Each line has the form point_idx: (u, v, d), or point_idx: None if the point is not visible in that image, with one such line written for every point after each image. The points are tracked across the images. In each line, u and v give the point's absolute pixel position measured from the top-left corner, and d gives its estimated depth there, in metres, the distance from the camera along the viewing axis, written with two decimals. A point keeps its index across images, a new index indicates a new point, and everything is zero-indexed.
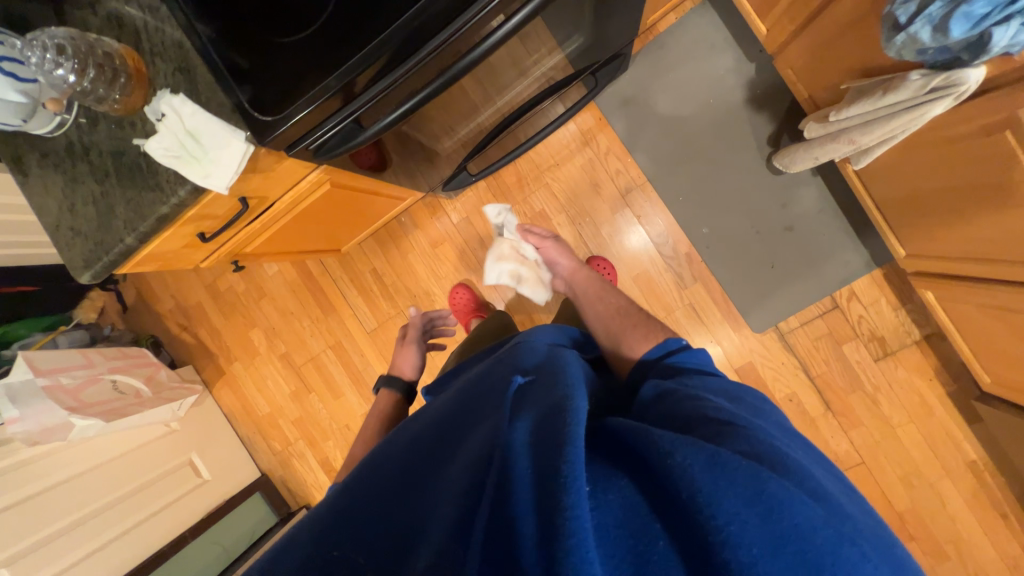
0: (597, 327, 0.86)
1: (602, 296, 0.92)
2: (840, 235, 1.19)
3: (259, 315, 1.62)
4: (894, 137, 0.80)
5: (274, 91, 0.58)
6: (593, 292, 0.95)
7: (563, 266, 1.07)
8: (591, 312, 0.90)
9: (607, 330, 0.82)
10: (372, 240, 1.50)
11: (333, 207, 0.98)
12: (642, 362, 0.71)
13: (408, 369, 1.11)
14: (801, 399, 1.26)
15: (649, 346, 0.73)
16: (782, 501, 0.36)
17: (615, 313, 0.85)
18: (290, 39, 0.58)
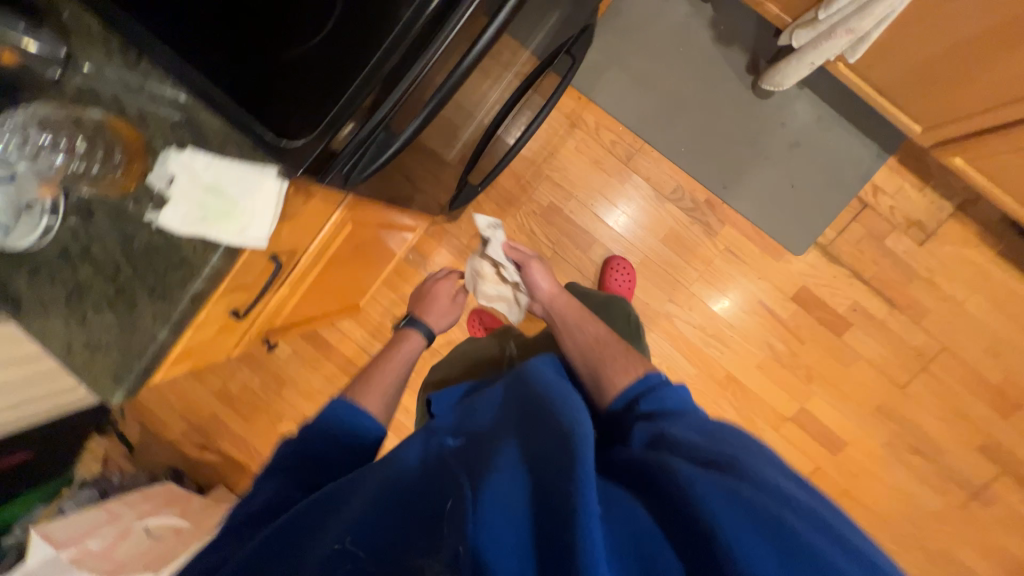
0: (576, 363, 0.72)
1: (579, 322, 0.77)
2: (845, 135, 1.21)
3: (285, 406, 1.48)
4: (890, 15, 0.82)
5: (296, 112, 0.49)
6: (574, 320, 0.79)
7: (542, 292, 0.86)
8: (569, 344, 0.75)
9: (587, 362, 0.70)
10: (384, 287, 1.41)
11: (355, 251, 0.90)
12: (619, 398, 0.61)
13: (439, 320, 0.91)
14: (864, 305, 1.24)
15: (630, 382, 0.62)
16: (811, 544, 0.33)
17: (597, 344, 0.72)
18: (297, 48, 0.47)
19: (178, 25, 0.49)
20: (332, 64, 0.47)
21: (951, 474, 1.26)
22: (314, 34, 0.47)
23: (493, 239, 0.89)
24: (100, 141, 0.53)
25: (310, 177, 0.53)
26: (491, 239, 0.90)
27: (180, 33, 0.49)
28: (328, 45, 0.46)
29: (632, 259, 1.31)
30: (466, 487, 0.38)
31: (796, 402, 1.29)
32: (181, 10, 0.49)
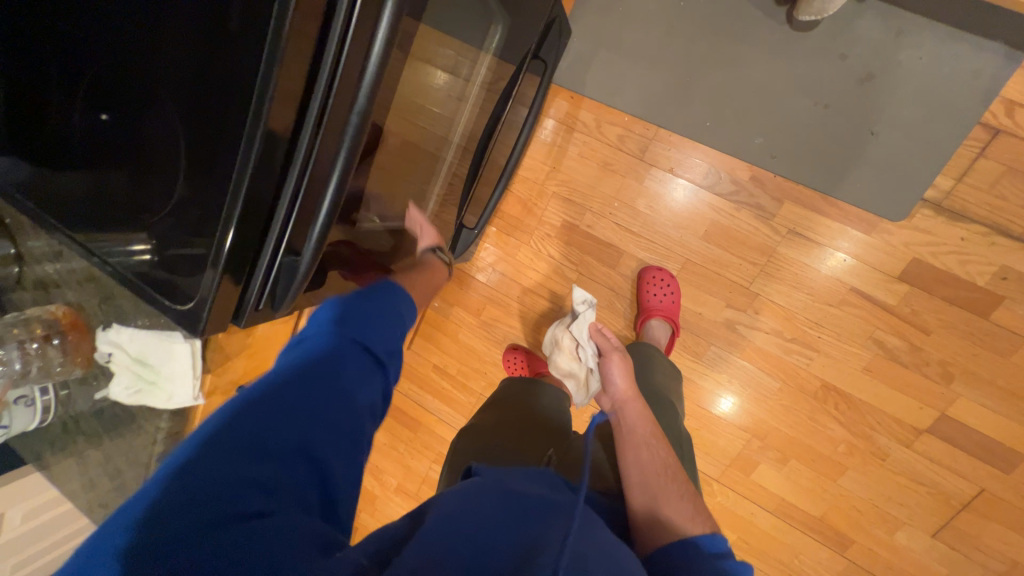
0: (632, 477, 0.65)
1: (647, 442, 0.70)
2: (943, 42, 0.87)
3: None
4: None
5: (191, 245, 0.47)
6: (648, 437, 0.71)
7: (618, 389, 0.80)
8: (628, 455, 0.68)
9: (647, 486, 0.63)
10: (420, 338, 1.40)
11: None
12: (678, 539, 0.55)
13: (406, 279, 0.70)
14: (1019, 270, 0.91)
15: (697, 533, 0.56)
16: None
17: (662, 472, 0.65)
18: (169, 205, 0.47)
19: (83, 210, 0.52)
20: (201, 187, 0.45)
21: None
22: (180, 169, 0.46)
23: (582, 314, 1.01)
24: (34, 327, 0.55)
25: (227, 325, 0.52)
26: (580, 315, 1.00)
27: (86, 216, 0.52)
28: (199, 169, 0.45)
29: (671, 266, 1.11)
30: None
31: (932, 409, 0.99)
32: (87, 201, 0.52)
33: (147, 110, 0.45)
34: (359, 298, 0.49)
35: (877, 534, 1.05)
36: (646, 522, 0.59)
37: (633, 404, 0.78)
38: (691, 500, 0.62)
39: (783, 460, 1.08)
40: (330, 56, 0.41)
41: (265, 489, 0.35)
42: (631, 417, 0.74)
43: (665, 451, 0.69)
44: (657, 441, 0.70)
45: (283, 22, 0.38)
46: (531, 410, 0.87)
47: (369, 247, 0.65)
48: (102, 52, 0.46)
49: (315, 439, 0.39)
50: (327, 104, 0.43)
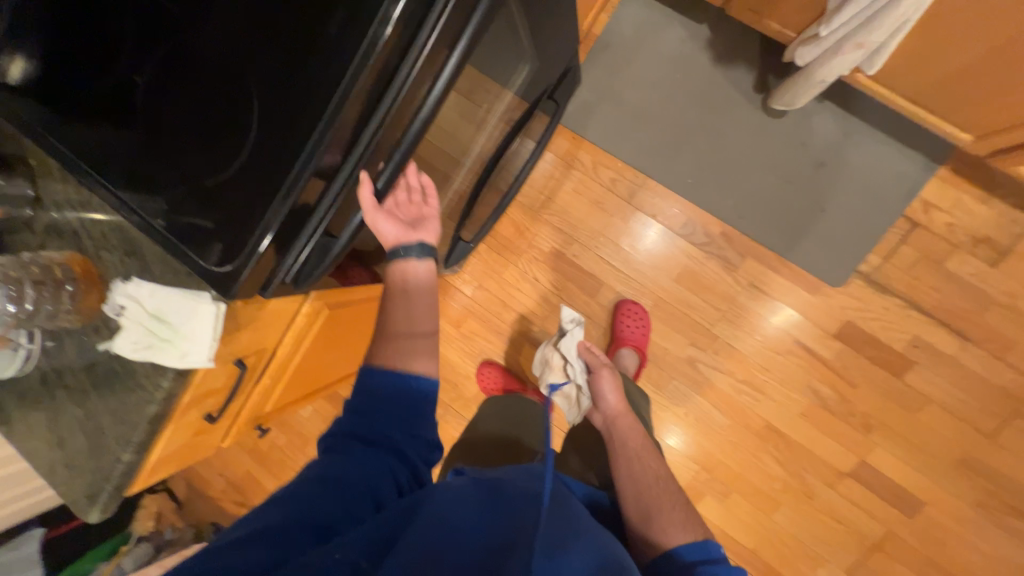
0: (627, 485, 0.70)
1: (640, 455, 0.74)
2: (879, 147, 1.06)
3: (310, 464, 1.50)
4: (907, 21, 0.69)
5: (240, 218, 0.50)
6: (639, 447, 0.76)
7: (610, 405, 0.84)
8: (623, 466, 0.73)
9: (640, 497, 0.67)
10: None
11: (343, 328, 0.90)
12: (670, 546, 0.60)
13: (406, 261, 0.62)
14: (928, 340, 1.07)
15: (688, 540, 0.61)
16: None
17: (656, 484, 0.68)
18: (223, 176, 0.50)
19: (124, 167, 0.53)
20: (259, 166, 0.49)
21: None
22: (242, 149, 0.49)
23: (570, 331, 1.02)
24: (51, 271, 0.54)
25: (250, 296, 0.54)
26: (568, 332, 1.01)
27: (127, 173, 0.53)
28: (260, 148, 0.48)
29: (644, 301, 1.21)
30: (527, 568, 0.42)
31: (853, 455, 1.12)
32: (131, 160, 0.53)
33: (223, 89, 0.49)
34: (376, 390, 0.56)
35: (802, 569, 1.15)
36: (639, 534, 0.64)
37: (625, 419, 0.82)
38: (682, 507, 0.67)
39: (726, 493, 1.17)
40: (404, 70, 0.47)
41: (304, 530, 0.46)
42: (624, 432, 0.79)
43: (655, 462, 0.74)
44: (648, 454, 0.74)
45: (376, 40, 0.44)
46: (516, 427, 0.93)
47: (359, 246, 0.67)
48: (185, 28, 0.49)
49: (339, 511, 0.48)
50: (391, 109, 0.48)
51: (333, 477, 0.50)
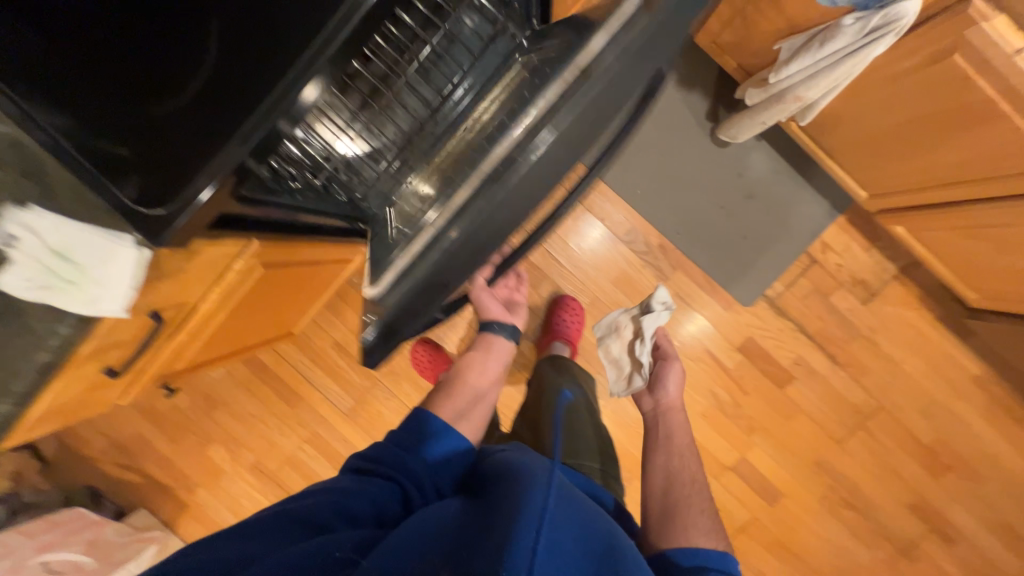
0: (663, 476, 0.74)
1: (683, 453, 0.78)
2: (798, 189, 1.21)
3: (215, 428, 1.41)
4: (838, 86, 0.79)
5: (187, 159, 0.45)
6: (681, 449, 0.79)
7: (668, 396, 0.88)
8: (664, 458, 0.77)
9: (667, 497, 0.70)
10: (326, 310, 1.36)
11: (273, 289, 0.86)
12: (673, 545, 0.60)
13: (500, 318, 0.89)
14: (807, 360, 1.26)
15: (705, 547, 0.60)
16: None
17: (688, 485, 0.71)
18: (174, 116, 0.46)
19: (32, 65, 0.46)
20: (211, 109, 0.45)
21: (883, 530, 1.29)
22: (197, 95, 0.46)
23: (657, 313, 0.95)
24: None
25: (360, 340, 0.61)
26: (653, 314, 0.94)
27: (38, 75, 0.46)
28: (218, 96, 0.45)
29: (582, 298, 1.28)
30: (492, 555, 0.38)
31: (735, 451, 1.30)
32: (53, 66, 0.46)
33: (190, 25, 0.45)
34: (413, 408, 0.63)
35: None
36: (657, 516, 0.67)
37: (677, 414, 0.86)
38: (710, 517, 0.66)
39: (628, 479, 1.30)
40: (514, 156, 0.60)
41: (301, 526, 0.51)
42: (674, 426, 0.82)
43: (694, 467, 0.76)
44: (690, 454, 0.77)
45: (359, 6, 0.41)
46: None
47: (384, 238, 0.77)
48: None
49: (335, 513, 0.53)
50: None
51: (342, 489, 0.57)
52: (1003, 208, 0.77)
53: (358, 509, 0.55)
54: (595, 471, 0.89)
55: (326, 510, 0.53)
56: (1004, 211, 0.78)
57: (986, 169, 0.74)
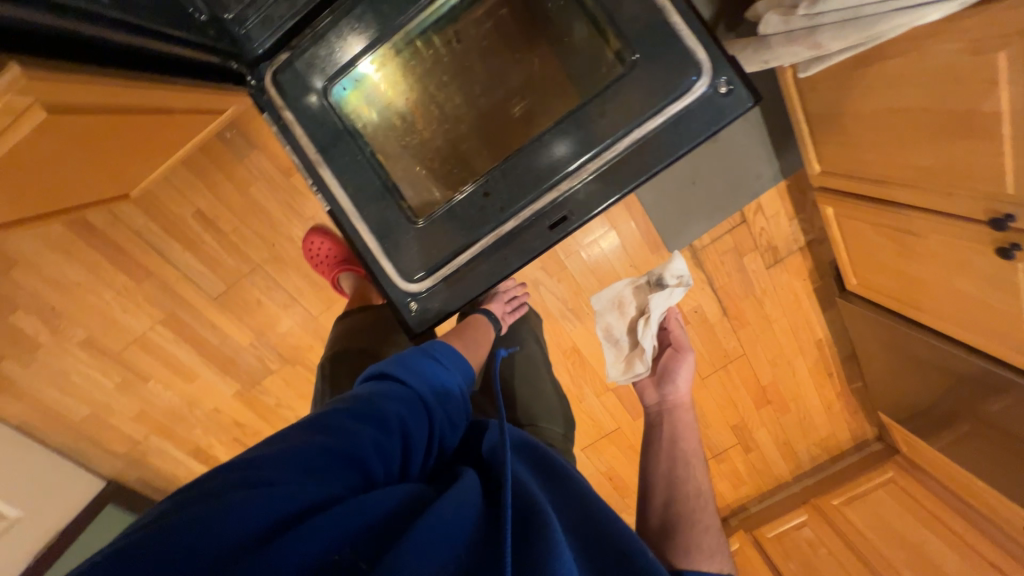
0: (663, 483, 0.65)
1: (691, 460, 0.67)
2: (759, 145, 1.13)
3: (15, 291, 1.07)
4: (864, 44, 0.68)
5: None
6: (688, 452, 0.69)
7: (676, 392, 0.77)
8: (664, 464, 0.68)
9: (669, 509, 0.61)
10: (184, 166, 1.02)
11: (77, 134, 0.57)
12: (687, 567, 0.51)
13: (496, 307, 0.85)
14: (704, 310, 1.35)
15: (714, 572, 0.51)
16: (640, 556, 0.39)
17: (694, 496, 0.62)
18: None
19: None
20: None
21: (707, 441, 1.60)
22: None
23: (667, 288, 0.88)
24: None
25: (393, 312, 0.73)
26: (665, 289, 0.87)
27: None
28: None
29: None
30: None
31: None
32: None
33: None
34: (432, 355, 0.59)
35: None
36: (659, 532, 0.59)
37: (685, 412, 0.75)
38: (716, 535, 0.57)
39: None
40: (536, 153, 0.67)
41: (291, 479, 0.37)
42: (679, 426, 0.72)
43: (702, 474, 0.66)
44: (698, 461, 0.67)
45: None
46: (381, 333, 0.89)
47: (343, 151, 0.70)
48: None
49: (374, 449, 0.43)
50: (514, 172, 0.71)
51: (378, 414, 0.47)
52: (927, 219, 0.81)
53: (393, 446, 0.46)
54: (557, 438, 0.81)
55: (366, 445, 0.43)
56: (925, 222, 0.82)
57: (940, 182, 0.74)
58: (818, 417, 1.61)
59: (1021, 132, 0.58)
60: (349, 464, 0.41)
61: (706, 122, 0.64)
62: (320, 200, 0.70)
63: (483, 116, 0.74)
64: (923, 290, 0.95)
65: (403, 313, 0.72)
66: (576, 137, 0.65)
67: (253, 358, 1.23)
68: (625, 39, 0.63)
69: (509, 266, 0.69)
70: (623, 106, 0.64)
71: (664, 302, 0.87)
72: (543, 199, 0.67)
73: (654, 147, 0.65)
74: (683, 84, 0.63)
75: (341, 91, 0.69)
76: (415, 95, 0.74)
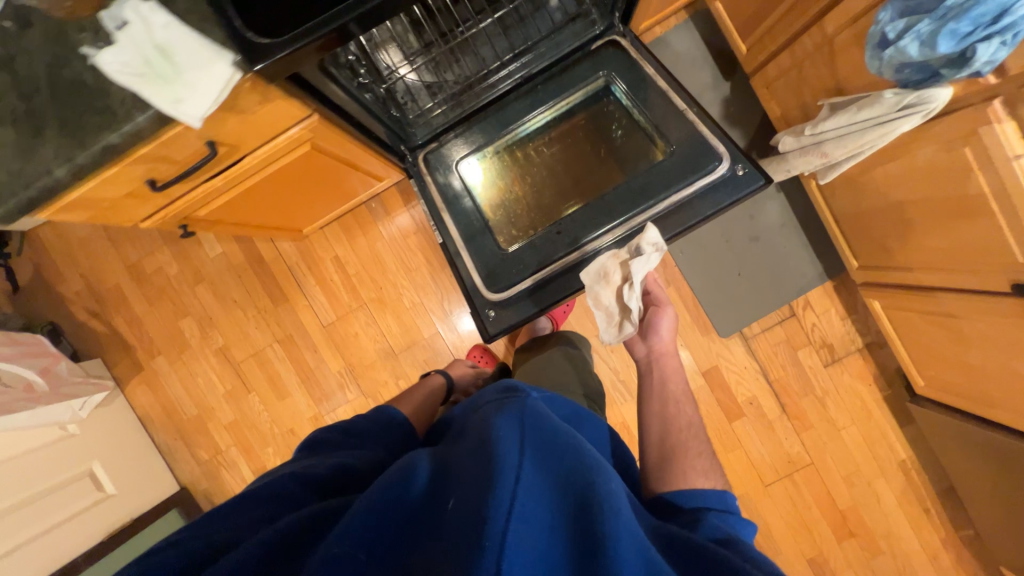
0: (658, 424, 0.83)
1: (679, 401, 0.86)
2: (800, 247, 1.28)
3: (193, 302, 1.44)
4: (863, 152, 0.87)
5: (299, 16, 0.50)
6: (672, 393, 0.88)
7: (660, 341, 0.93)
8: (657, 408, 0.86)
9: (665, 444, 0.78)
10: (336, 225, 1.39)
11: (302, 175, 0.89)
12: (682, 487, 0.69)
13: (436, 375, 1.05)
14: (760, 403, 1.34)
15: (706, 488, 0.69)
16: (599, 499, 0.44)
17: (685, 430, 0.81)
18: None
19: None
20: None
21: None
22: None
23: (647, 255, 0.79)
24: None
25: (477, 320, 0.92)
26: (642, 257, 0.79)
27: None
28: None
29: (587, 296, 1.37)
30: (441, 563, 0.39)
31: None
32: None
33: None
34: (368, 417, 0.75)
35: None
36: (656, 466, 0.76)
37: (670, 359, 0.93)
38: (706, 458, 0.76)
39: None
40: (596, 208, 0.90)
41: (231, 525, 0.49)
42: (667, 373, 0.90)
43: (689, 412, 0.85)
44: (685, 402, 0.86)
45: None
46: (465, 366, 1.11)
47: (457, 204, 0.99)
48: None
49: (300, 483, 0.55)
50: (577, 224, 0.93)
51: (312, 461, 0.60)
52: (968, 299, 0.86)
53: (324, 472, 0.58)
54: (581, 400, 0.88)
55: (291, 483, 0.55)
56: (967, 303, 0.87)
57: (964, 262, 0.83)
58: (925, 572, 1.32)
59: (1009, 207, 0.70)
60: (280, 498, 0.53)
61: (729, 191, 0.85)
62: (437, 234, 0.98)
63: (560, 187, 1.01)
64: (991, 383, 0.93)
65: (483, 319, 0.90)
66: (629, 197, 0.88)
67: (337, 385, 1.42)
68: (665, 136, 0.90)
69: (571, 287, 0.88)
70: (666, 177, 0.87)
71: (644, 271, 0.79)
72: (596, 240, 0.88)
73: (689, 207, 0.86)
74: (709, 165, 0.85)
75: (466, 166, 1.03)
76: (513, 174, 1.05)
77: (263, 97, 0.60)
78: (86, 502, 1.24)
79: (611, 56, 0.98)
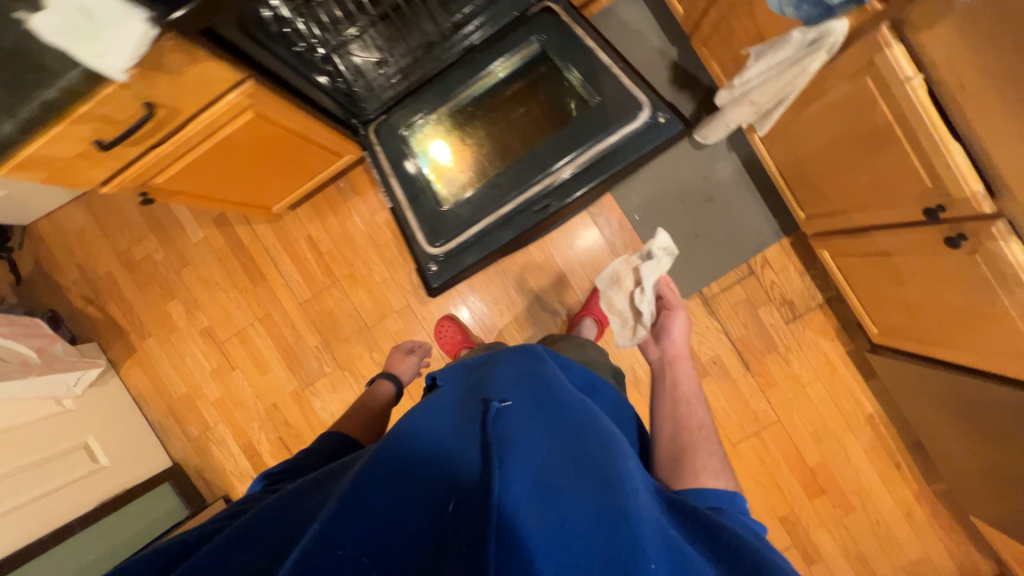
0: (666, 426, 0.74)
1: (691, 400, 0.78)
2: (754, 205, 1.30)
3: (179, 286, 1.52)
4: (786, 97, 0.89)
5: None
6: (685, 394, 0.80)
7: (673, 343, 0.90)
8: (667, 408, 0.78)
9: (675, 440, 0.70)
10: (309, 206, 1.46)
11: (253, 148, 0.96)
12: (690, 489, 0.60)
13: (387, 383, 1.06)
14: (723, 362, 1.35)
15: (714, 490, 0.60)
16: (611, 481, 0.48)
17: (695, 429, 0.71)
18: None
19: None
20: None
21: None
22: None
23: (657, 259, 1.06)
24: None
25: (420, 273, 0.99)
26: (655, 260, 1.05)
27: None
28: None
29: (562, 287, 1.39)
30: (463, 537, 0.43)
31: None
32: None
33: None
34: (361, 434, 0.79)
35: None
36: (666, 476, 0.66)
37: (684, 362, 0.87)
38: (718, 459, 0.67)
39: None
40: (524, 163, 0.95)
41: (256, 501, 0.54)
42: (678, 374, 0.84)
43: (702, 413, 0.76)
44: (697, 402, 0.77)
45: None
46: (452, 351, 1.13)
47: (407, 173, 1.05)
48: None
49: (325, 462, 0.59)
50: None
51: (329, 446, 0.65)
52: (898, 235, 0.87)
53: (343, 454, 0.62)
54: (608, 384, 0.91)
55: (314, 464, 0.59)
56: (897, 238, 0.89)
57: (887, 195, 0.85)
58: (899, 528, 1.31)
59: (910, 131, 0.73)
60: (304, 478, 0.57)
61: (650, 137, 0.89)
62: (388, 200, 1.04)
63: (504, 146, 1.06)
64: (930, 319, 0.94)
65: (425, 271, 0.97)
66: (557, 149, 0.93)
67: (315, 359, 1.48)
68: (592, 91, 0.95)
69: (505, 236, 0.94)
70: (592, 127, 0.92)
71: (655, 272, 1.04)
72: (526, 192, 0.93)
73: (612, 155, 0.91)
74: (631, 114, 0.90)
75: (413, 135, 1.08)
76: (460, 139, 1.10)
77: (189, 55, 0.66)
78: (84, 471, 1.32)
79: (546, 20, 1.01)
